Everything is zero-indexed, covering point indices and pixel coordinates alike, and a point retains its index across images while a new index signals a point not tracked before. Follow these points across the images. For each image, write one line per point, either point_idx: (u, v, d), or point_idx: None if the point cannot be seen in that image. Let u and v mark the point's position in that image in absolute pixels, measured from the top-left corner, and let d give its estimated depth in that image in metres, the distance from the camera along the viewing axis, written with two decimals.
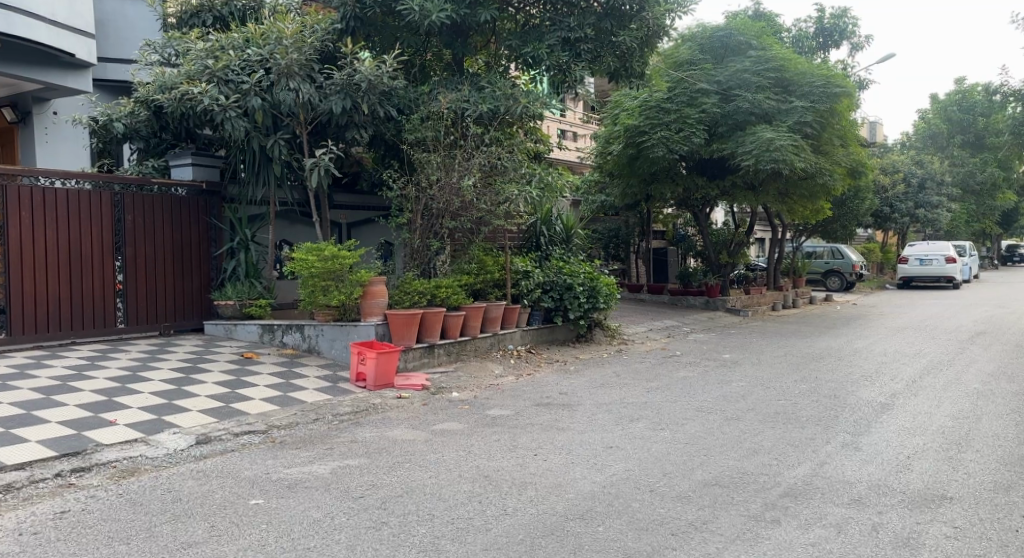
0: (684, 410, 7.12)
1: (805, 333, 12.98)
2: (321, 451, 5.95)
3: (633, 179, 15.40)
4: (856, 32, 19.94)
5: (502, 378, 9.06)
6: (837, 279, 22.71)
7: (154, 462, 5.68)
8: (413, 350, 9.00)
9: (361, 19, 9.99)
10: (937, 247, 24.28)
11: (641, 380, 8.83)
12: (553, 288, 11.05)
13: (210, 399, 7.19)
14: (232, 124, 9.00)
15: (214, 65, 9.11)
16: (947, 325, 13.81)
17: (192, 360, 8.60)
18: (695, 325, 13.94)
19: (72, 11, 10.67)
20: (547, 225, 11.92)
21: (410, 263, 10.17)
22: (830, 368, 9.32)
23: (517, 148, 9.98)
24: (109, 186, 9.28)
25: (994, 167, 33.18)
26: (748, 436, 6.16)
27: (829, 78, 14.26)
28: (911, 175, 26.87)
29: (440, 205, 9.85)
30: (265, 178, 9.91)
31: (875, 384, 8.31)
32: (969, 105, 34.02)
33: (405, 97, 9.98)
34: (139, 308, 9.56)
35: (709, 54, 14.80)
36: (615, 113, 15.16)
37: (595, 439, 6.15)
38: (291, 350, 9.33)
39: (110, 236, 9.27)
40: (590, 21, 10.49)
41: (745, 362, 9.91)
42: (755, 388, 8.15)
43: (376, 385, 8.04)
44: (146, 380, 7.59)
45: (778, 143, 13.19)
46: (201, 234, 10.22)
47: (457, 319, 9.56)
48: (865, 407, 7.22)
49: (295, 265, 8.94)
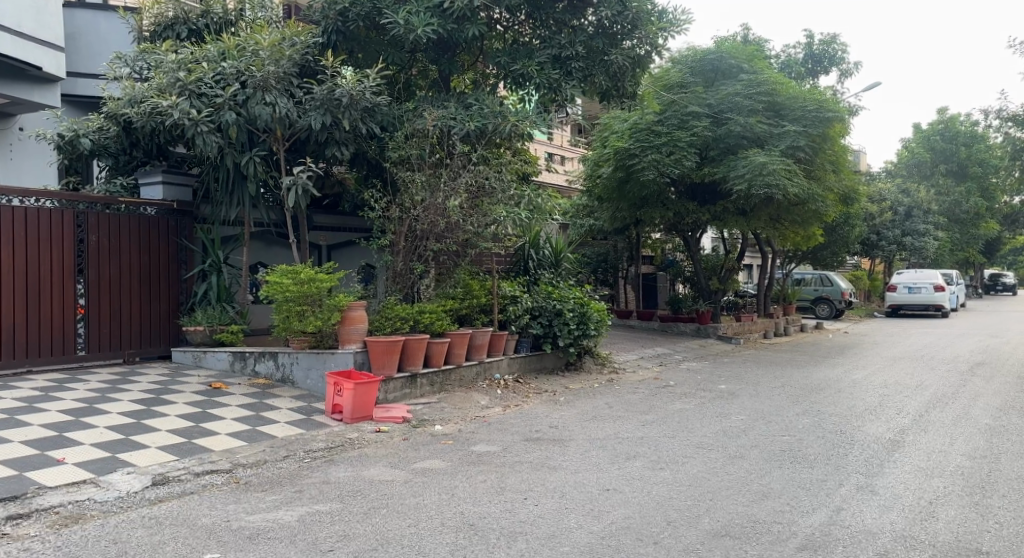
0: (684, 447, 6.65)
1: (800, 362, 12.59)
2: (289, 495, 5.41)
3: (622, 203, 15.04)
4: (845, 59, 19.85)
5: (488, 409, 8.55)
6: (826, 306, 22.43)
7: (103, 507, 5.11)
8: (394, 381, 8.47)
9: (342, 32, 9.61)
10: (925, 275, 24.10)
11: (635, 412, 8.34)
12: (541, 314, 10.60)
13: (172, 434, 6.63)
14: (203, 140, 8.50)
15: (186, 78, 8.63)
16: (944, 355, 13.46)
17: (156, 390, 8.02)
18: (688, 354, 13.49)
19: (40, 23, 10.20)
20: (536, 249, 11.52)
21: (392, 287, 9.67)
22: (832, 401, 8.90)
23: (505, 169, 9.59)
24: (72, 204, 8.76)
25: (978, 196, 33.33)
26: (755, 477, 5.69)
27: (822, 102, 13.97)
28: (897, 204, 26.89)
29: (425, 227, 9.41)
30: (239, 197, 9.41)
31: (881, 418, 7.88)
32: (951, 135, 34.23)
33: (388, 114, 9.57)
34: (101, 334, 8.98)
35: (700, 77, 14.58)
36: (605, 135, 14.90)
37: (590, 480, 5.66)
38: (263, 380, 8.78)
39: (72, 257, 8.72)
40: (581, 39, 10.14)
41: (743, 393, 9.48)
42: (756, 422, 7.69)
43: (353, 417, 7.51)
44: (103, 413, 7.00)
45: (771, 167, 12.90)
46: (170, 256, 9.68)
47: (441, 347, 9.04)
48: (874, 444, 6.79)
49: (269, 288, 8.42)
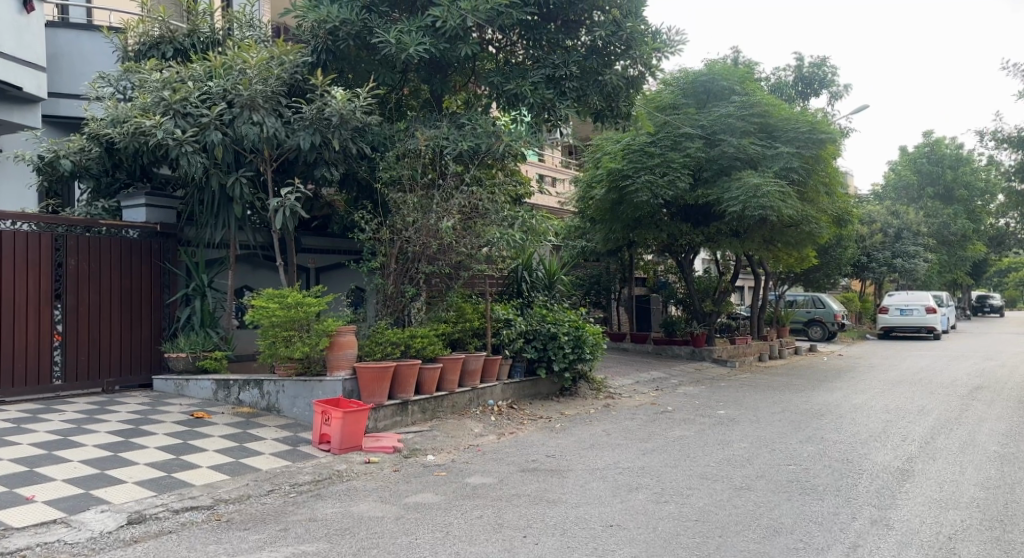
0: (687, 477, 6.39)
1: (797, 386, 12.37)
2: (273, 534, 5.10)
3: (616, 225, 14.86)
4: (835, 82, 19.89)
5: (482, 437, 8.27)
6: (819, 328, 22.30)
7: (73, 549, 4.78)
8: (384, 408, 8.16)
9: (333, 52, 9.40)
10: (917, 296, 24.01)
11: (634, 440, 8.07)
12: (536, 337, 10.36)
13: (150, 468, 6.30)
14: (187, 161, 8.23)
15: (171, 97, 8.36)
16: (943, 378, 13.27)
17: (135, 420, 7.68)
18: (684, 378, 13.23)
19: (21, 42, 9.94)
20: (529, 271, 11.31)
21: (383, 312, 9.40)
22: (835, 427, 8.67)
23: (499, 191, 9.39)
24: (51, 227, 8.46)
25: (965, 218, 33.48)
26: (764, 511, 5.43)
27: (815, 124, 13.88)
28: (886, 226, 26.95)
29: (417, 249, 9.16)
30: (224, 219, 9.12)
31: (888, 446, 7.64)
32: (937, 158, 34.47)
33: (379, 134, 9.37)
34: (79, 362, 8.62)
35: (692, 99, 14.42)
36: (597, 157, 14.78)
37: (593, 515, 5.37)
38: (248, 409, 8.46)
39: (50, 282, 8.41)
40: (575, 58, 9.99)
41: (744, 419, 9.22)
42: (760, 450, 7.44)
43: (342, 448, 7.20)
44: (78, 446, 6.66)
45: (766, 189, 12.79)
46: (153, 281, 9.37)
47: (433, 373, 8.77)
48: (884, 473, 6.55)
49: (254, 313, 8.09)
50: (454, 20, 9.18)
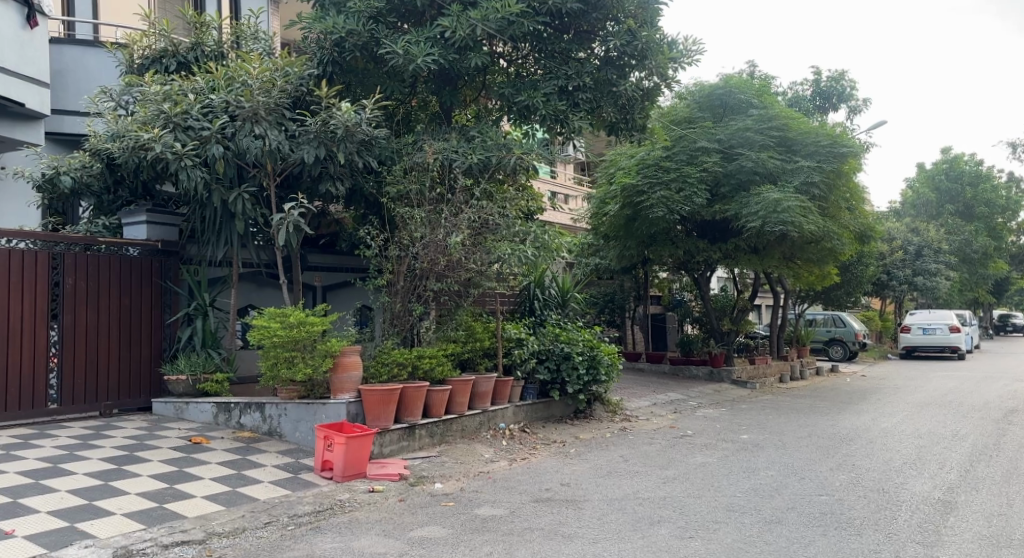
0: (712, 510, 5.95)
1: (822, 409, 11.86)
2: None
3: (630, 241, 14.48)
4: (854, 96, 19.49)
5: (492, 464, 7.86)
6: (839, 347, 21.73)
7: None
8: (390, 433, 7.77)
9: (339, 64, 9.18)
10: (940, 315, 23.37)
11: (654, 467, 7.62)
12: (548, 357, 9.97)
13: (141, 498, 5.95)
14: (187, 175, 7.99)
15: (171, 110, 8.12)
16: (975, 400, 12.70)
17: (131, 446, 7.34)
18: (703, 400, 12.75)
19: (24, 57, 9.72)
20: (541, 288, 10.94)
21: (390, 330, 9.06)
22: (867, 453, 8.20)
23: (510, 205, 9.08)
24: (49, 245, 8.20)
25: (986, 235, 32.81)
26: (799, 549, 5.00)
27: (836, 137, 13.54)
28: (907, 243, 26.38)
29: (424, 266, 8.82)
30: (226, 236, 8.83)
31: (926, 474, 7.16)
32: (956, 175, 33.87)
33: (385, 147, 9.07)
34: (76, 385, 8.32)
35: (708, 113, 14.08)
36: (611, 172, 14.43)
37: (611, 553, 4.96)
38: (249, 433, 8.12)
39: (46, 302, 8.12)
40: (589, 69, 9.67)
41: (768, 444, 8.76)
42: (788, 479, 7.00)
43: (345, 476, 6.82)
44: (67, 474, 6.32)
45: (786, 204, 12.37)
46: (153, 300, 9.08)
47: (441, 395, 8.37)
48: (925, 505, 6.09)
49: (256, 333, 7.75)
50: (463, 30, 8.91)
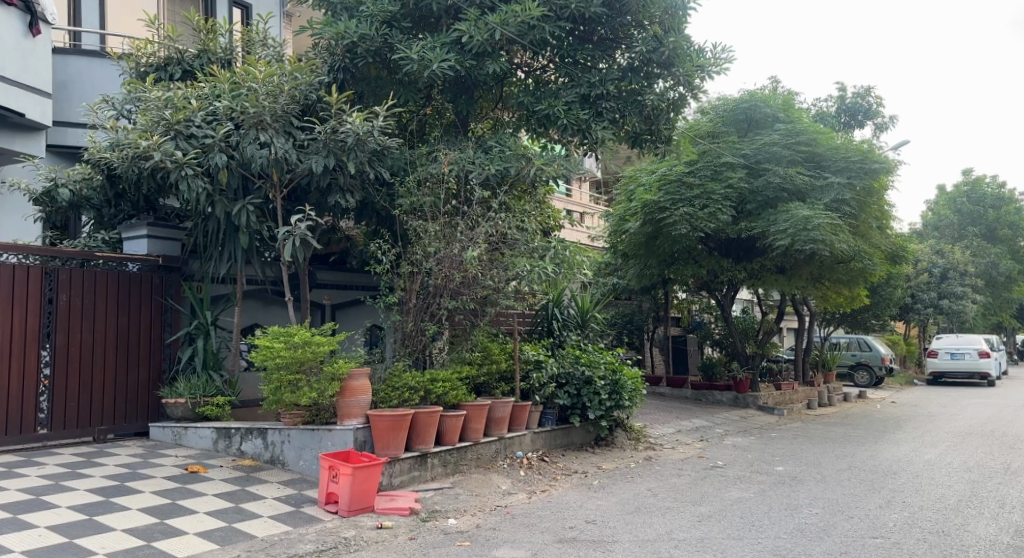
0: (756, 554, 5.36)
1: (857, 438, 11.19)
2: None
3: (651, 259, 13.96)
4: (880, 113, 18.98)
5: (510, 497, 7.28)
6: (866, 373, 20.99)
7: None
8: (401, 462, 7.22)
9: (350, 70, 8.80)
10: (969, 339, 22.56)
11: (686, 503, 7.01)
12: (569, 381, 9.42)
13: (127, 534, 5.42)
14: (187, 185, 7.55)
15: (173, 117, 7.71)
16: (1018, 431, 11.96)
17: (122, 475, 6.82)
18: (730, 427, 12.11)
19: (25, 65, 9.35)
20: (560, 309, 10.35)
21: (401, 351, 8.51)
22: (917, 488, 7.57)
23: (529, 219, 8.67)
24: (43, 261, 7.76)
25: (1010, 259, 32.03)
26: None
27: (867, 153, 12.93)
28: (932, 266, 25.57)
29: (438, 282, 8.30)
30: (230, 251, 8.43)
31: (987, 514, 6.52)
32: (978, 197, 33.04)
33: (399, 158, 8.60)
34: (68, 409, 7.82)
35: (732, 127, 13.59)
36: (631, 189, 13.94)
37: None
38: (250, 461, 7.59)
39: (38, 320, 7.66)
40: (613, 77, 9.21)
41: (807, 477, 8.13)
42: (835, 518, 6.38)
43: (350, 510, 6.25)
44: (49, 508, 5.80)
45: (817, 221, 11.77)
46: (153, 318, 8.61)
47: (456, 421, 7.82)
48: (995, 551, 5.46)
49: (259, 355, 7.21)
50: (481, 35, 8.48)
